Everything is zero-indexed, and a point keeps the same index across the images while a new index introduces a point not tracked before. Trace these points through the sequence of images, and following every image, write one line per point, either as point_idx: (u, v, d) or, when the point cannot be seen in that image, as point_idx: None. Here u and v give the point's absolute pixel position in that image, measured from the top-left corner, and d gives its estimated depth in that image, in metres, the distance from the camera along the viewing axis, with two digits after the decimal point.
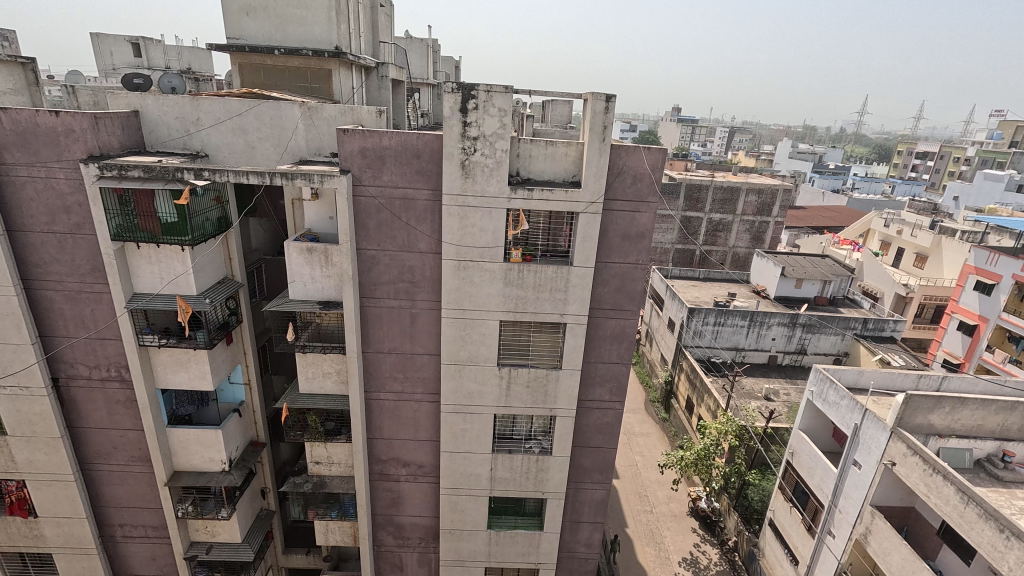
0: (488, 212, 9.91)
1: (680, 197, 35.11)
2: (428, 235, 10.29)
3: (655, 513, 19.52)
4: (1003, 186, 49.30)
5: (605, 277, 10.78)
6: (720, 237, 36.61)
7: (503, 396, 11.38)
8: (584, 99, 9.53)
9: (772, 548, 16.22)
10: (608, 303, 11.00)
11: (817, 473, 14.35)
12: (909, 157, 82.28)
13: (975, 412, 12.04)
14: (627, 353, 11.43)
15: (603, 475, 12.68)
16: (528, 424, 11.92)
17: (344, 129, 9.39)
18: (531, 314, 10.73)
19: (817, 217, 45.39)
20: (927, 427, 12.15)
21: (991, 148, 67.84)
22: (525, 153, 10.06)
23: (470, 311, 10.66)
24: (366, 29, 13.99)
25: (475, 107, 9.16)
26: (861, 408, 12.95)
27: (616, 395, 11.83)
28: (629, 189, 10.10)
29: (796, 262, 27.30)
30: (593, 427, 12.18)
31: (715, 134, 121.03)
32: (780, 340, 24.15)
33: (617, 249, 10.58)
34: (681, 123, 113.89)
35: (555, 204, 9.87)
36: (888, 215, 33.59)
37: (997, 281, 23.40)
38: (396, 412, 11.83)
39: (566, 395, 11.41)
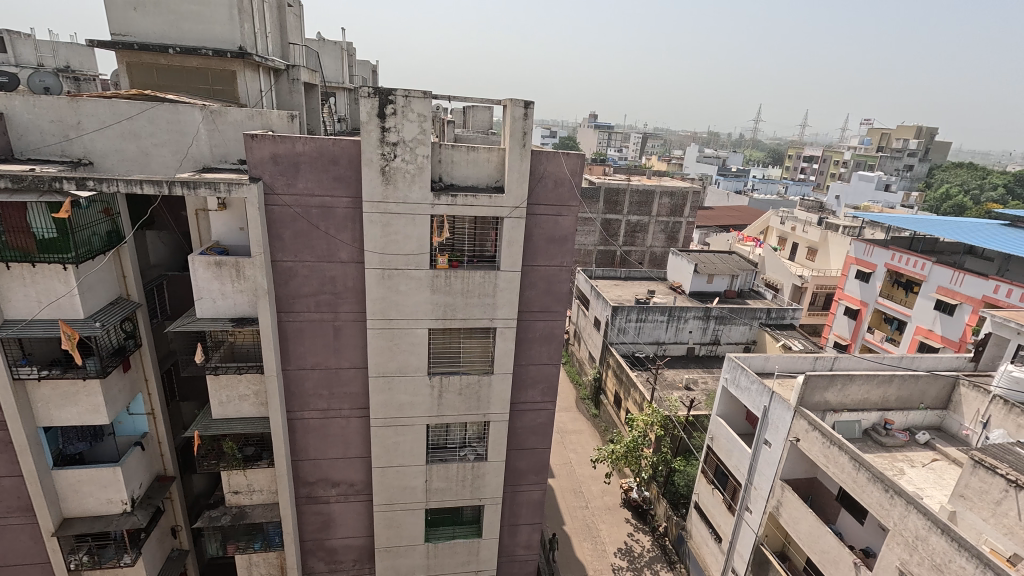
0: (412, 218, 9.72)
1: (600, 200, 36.51)
2: (349, 244, 9.91)
3: (590, 508, 20.04)
4: (874, 186, 55.99)
5: (532, 280, 10.94)
6: (638, 237, 38.46)
7: (436, 405, 11.18)
8: (503, 105, 9.63)
9: (699, 530, 17.21)
10: (536, 305, 11.19)
11: (735, 454, 15.42)
12: (798, 160, 91.20)
13: (862, 387, 13.48)
14: (556, 353, 11.69)
15: (539, 475, 12.84)
16: (462, 431, 11.80)
17: (252, 134, 8.81)
18: (460, 320, 10.64)
19: (723, 216, 49.04)
20: (824, 404, 13.44)
21: (863, 152, 76.85)
22: (447, 158, 10.00)
23: (397, 320, 10.38)
24: (273, 29, 13.27)
25: (394, 112, 8.97)
26: (768, 391, 14.08)
27: (548, 395, 12.04)
28: (552, 193, 10.34)
29: (707, 258, 29.24)
30: (527, 429, 12.29)
31: (630, 140, 127.37)
32: (696, 332, 25.76)
33: (542, 252, 10.78)
34: (598, 129, 118.60)
35: (479, 209, 9.88)
36: (783, 214, 36.97)
37: (873, 270, 26.62)
38: (322, 430, 11.25)
39: (499, 399, 11.43)
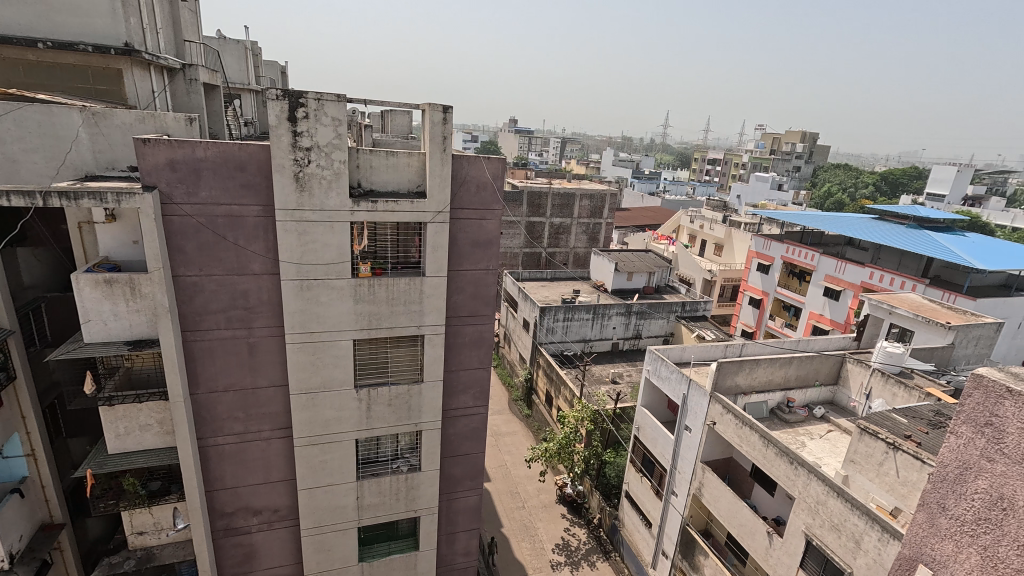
0: (330, 226, 9.33)
1: (523, 204, 37.07)
2: (261, 255, 9.32)
3: (527, 508, 20.21)
4: (769, 186, 61.42)
5: (459, 285, 10.89)
6: (562, 239, 39.48)
7: (365, 418, 10.78)
8: (421, 109, 9.48)
9: (630, 517, 17.97)
10: (464, 310, 11.15)
11: (660, 442, 16.24)
12: (703, 163, 98.02)
13: (767, 370, 14.72)
14: (486, 357, 11.71)
15: (475, 481, 12.78)
16: (393, 443, 11.46)
17: (144, 138, 8.04)
18: (386, 329, 10.36)
19: (640, 217, 51.61)
20: (736, 388, 14.50)
21: (758, 155, 84.05)
22: (365, 164, 9.69)
23: (318, 333, 9.90)
24: (164, 24, 12.18)
25: (305, 116, 8.55)
26: (686, 380, 14.97)
27: (480, 399, 12.02)
28: (474, 198, 10.36)
29: (626, 257, 30.60)
30: (460, 436, 12.19)
31: (549, 145, 130.52)
32: (620, 328, 26.87)
33: (467, 256, 10.76)
34: (518, 134, 120.52)
35: (401, 215, 9.67)
36: (692, 213, 39.55)
37: (771, 262, 29.19)
38: (240, 456, 10.47)
39: (430, 407, 11.25)
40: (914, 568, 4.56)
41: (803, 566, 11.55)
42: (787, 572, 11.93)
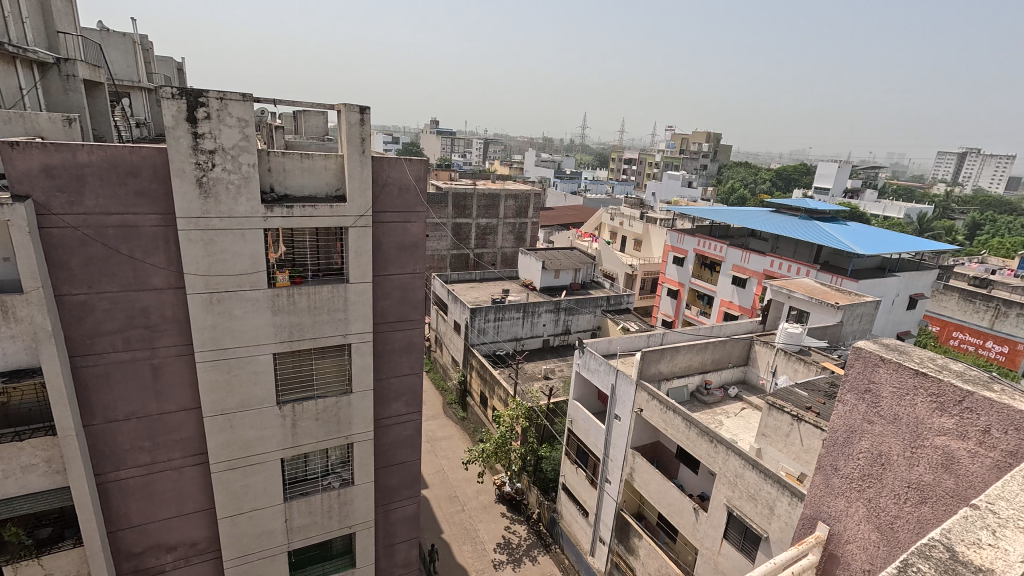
0: (240, 234, 8.73)
1: (448, 205, 36.78)
2: (162, 268, 8.54)
3: (467, 510, 20.10)
4: (680, 183, 65.36)
5: (385, 290, 10.62)
6: (489, 239, 39.63)
7: (290, 435, 10.21)
8: (336, 109, 9.13)
9: (568, 509, 18.40)
10: (392, 315, 10.89)
11: (592, 432, 16.78)
12: (620, 163, 102.35)
13: (686, 356, 15.67)
14: (418, 362, 11.50)
15: (412, 489, 12.52)
16: (323, 459, 10.93)
17: (11, 141, 7.09)
18: (309, 340, 9.87)
19: (564, 215, 53.01)
20: (659, 375, 15.30)
21: (670, 154, 89.20)
22: (277, 167, 9.19)
23: (233, 348, 9.25)
24: (30, 12, 10.80)
25: (207, 116, 7.95)
26: (614, 371, 15.55)
27: (413, 405, 11.79)
28: (397, 200, 10.15)
29: (552, 255, 31.30)
30: (394, 445, 11.89)
31: (472, 146, 130.44)
32: (549, 324, 27.42)
33: (393, 260, 10.51)
34: (440, 135, 119.37)
35: (320, 220, 9.26)
36: (612, 210, 41.21)
37: (686, 255, 31.07)
38: (147, 489, 9.55)
39: (361, 418, 10.87)
40: (814, 525, 4.94)
41: (727, 536, 12.41)
42: (713, 543, 12.77)
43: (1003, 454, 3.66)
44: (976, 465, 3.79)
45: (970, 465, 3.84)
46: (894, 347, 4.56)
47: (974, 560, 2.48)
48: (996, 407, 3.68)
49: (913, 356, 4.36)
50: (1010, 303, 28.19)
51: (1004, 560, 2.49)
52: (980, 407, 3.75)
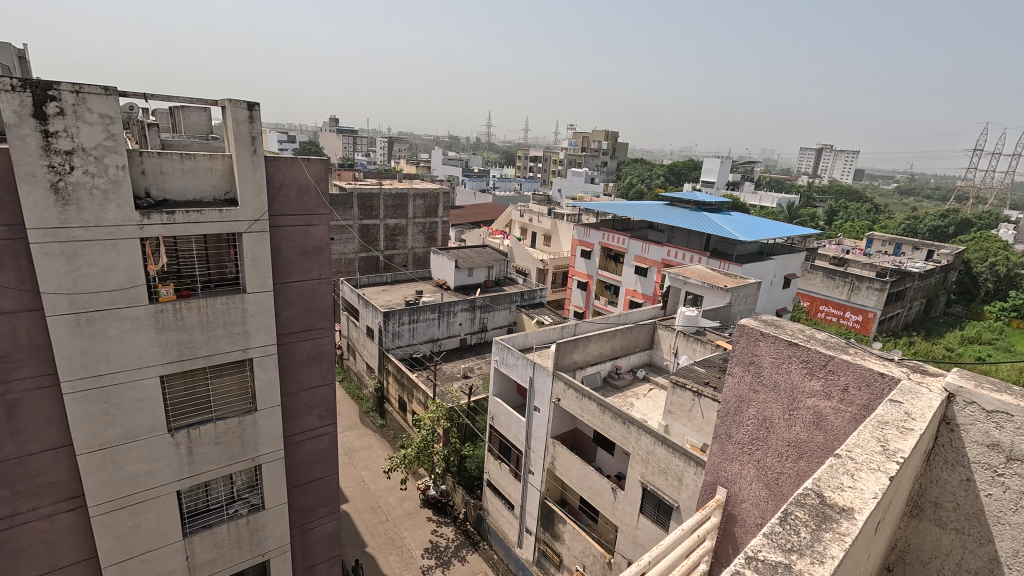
0: (111, 245, 7.74)
1: (354, 206, 35.34)
2: (12, 287, 7.33)
3: (391, 519, 19.55)
4: (583, 180, 68.10)
5: (288, 298, 10.00)
6: (399, 240, 38.63)
7: (186, 464, 9.26)
8: (220, 105, 8.43)
9: (494, 504, 18.55)
10: (298, 325, 10.28)
11: (513, 426, 17.02)
12: (526, 161, 104.10)
13: (597, 344, 16.41)
14: (329, 372, 10.98)
15: (330, 506, 11.92)
16: (227, 485, 10.07)
17: None
18: (203, 358, 9.01)
19: (474, 214, 53.10)
20: (573, 364, 15.88)
21: (573, 152, 92.56)
22: (152, 169, 8.28)
23: (110, 374, 8.16)
24: None
25: (60, 112, 6.94)
26: (531, 364, 15.86)
27: (327, 417, 11.23)
28: (295, 203, 9.59)
29: (465, 254, 31.24)
30: (308, 461, 11.24)
31: (376, 144, 126.03)
32: (465, 323, 27.35)
33: (295, 266, 9.91)
34: (341, 132, 113.87)
35: (208, 226, 8.49)
36: (521, 208, 41.98)
37: (592, 248, 32.47)
38: (8, 545, 8.18)
39: (269, 436, 10.14)
40: (715, 490, 5.40)
41: (643, 510, 13.21)
42: (631, 519, 13.54)
43: (858, 407, 4.28)
44: (839, 420, 4.38)
45: (835, 421, 4.42)
46: (770, 322, 5.14)
47: (839, 502, 2.83)
48: (852, 367, 4.30)
49: (786, 329, 4.96)
50: (862, 278, 32.73)
51: (861, 499, 2.87)
52: (840, 368, 4.36)
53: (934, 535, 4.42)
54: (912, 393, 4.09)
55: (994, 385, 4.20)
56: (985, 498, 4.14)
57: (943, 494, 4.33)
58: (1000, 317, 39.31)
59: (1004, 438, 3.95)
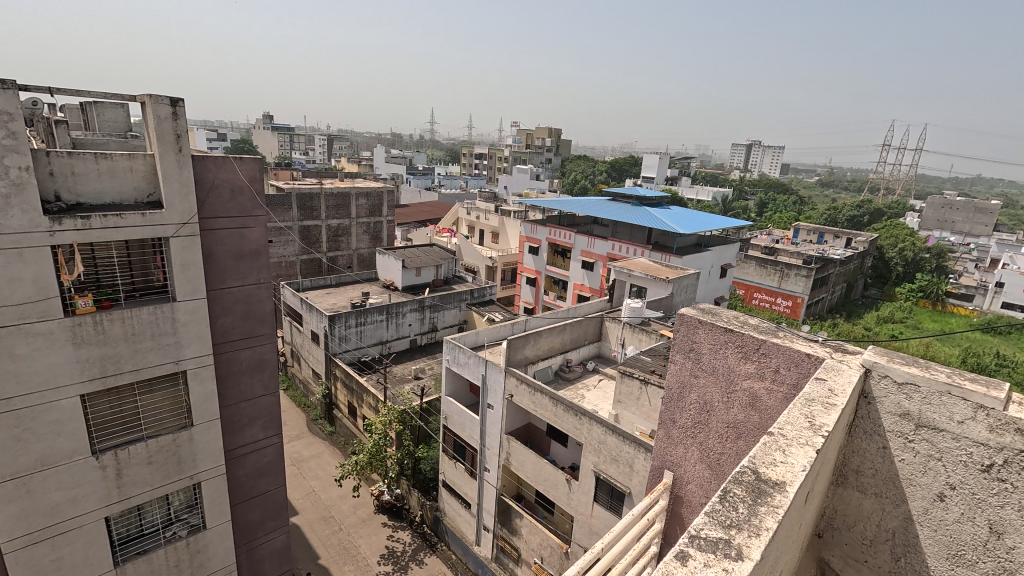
0: (16, 255, 7.03)
1: (292, 207, 33.92)
2: None
3: (345, 528, 19.01)
4: (529, 176, 68.57)
5: (224, 305, 9.48)
6: (342, 241, 37.44)
7: (115, 488, 8.60)
8: (139, 101, 7.85)
9: (451, 504, 18.42)
10: (236, 333, 9.76)
11: (467, 425, 16.94)
12: (470, 158, 102.47)
13: (548, 339, 16.61)
14: (272, 380, 10.52)
15: (278, 519, 11.43)
16: (163, 507, 9.43)
17: None
18: (130, 373, 8.39)
19: (420, 212, 52.32)
20: (525, 360, 15.99)
21: (517, 149, 93.02)
22: (62, 170, 7.60)
23: (22, 396, 7.43)
24: None
25: None
26: (483, 361, 15.83)
27: (272, 427, 10.76)
28: (228, 204, 9.11)
29: (411, 253, 30.72)
30: (251, 475, 10.72)
31: (314, 143, 121.31)
32: (415, 323, 26.92)
33: (230, 271, 9.40)
34: (276, 131, 108.57)
35: (130, 231, 7.89)
36: (467, 206, 41.77)
37: (539, 244, 32.76)
38: None
39: (207, 452, 9.59)
40: (662, 474, 5.61)
41: (597, 498, 13.53)
42: (586, 508, 13.84)
43: (788, 386, 4.56)
44: (772, 400, 4.65)
45: (769, 401, 4.69)
46: (708, 311, 5.39)
47: (772, 477, 3.01)
48: (781, 350, 4.58)
49: (722, 316, 5.22)
50: (790, 266, 34.96)
51: (793, 473, 3.07)
52: (771, 351, 4.63)
53: (857, 500, 4.79)
54: (835, 369, 4.41)
55: (905, 359, 4.60)
56: (899, 462, 4.51)
57: (864, 463, 4.69)
58: (909, 298, 43.27)
59: (912, 407, 4.33)
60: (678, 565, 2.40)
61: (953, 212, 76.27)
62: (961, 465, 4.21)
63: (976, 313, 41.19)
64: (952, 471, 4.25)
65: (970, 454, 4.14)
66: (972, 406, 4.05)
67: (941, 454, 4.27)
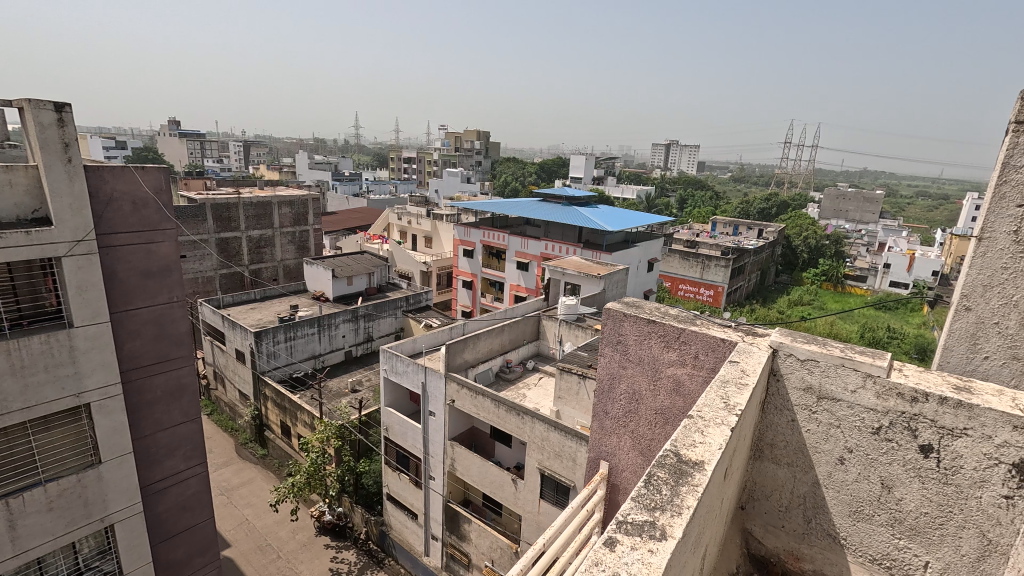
0: None
1: (207, 219, 31.70)
2: None
3: (284, 555, 18.04)
4: (460, 179, 68.34)
5: (132, 328, 8.70)
6: (266, 253, 35.47)
7: (9, 541, 7.62)
8: (15, 106, 7.06)
9: (396, 517, 17.98)
10: (147, 358, 8.98)
11: (409, 434, 16.59)
12: (399, 162, 98.35)
13: (487, 341, 16.62)
14: (192, 406, 9.78)
15: (207, 555, 10.62)
16: (70, 557, 8.47)
17: None
18: (20, 411, 7.49)
19: (349, 219, 50.67)
20: (464, 363, 15.90)
21: (447, 153, 92.55)
22: None
23: None
24: None
25: None
26: (422, 369, 15.56)
27: (195, 456, 10.01)
28: (130, 218, 8.42)
29: (341, 262, 29.66)
30: (174, 509, 9.90)
31: (230, 150, 114.09)
32: (349, 334, 26.00)
33: (137, 291, 8.64)
34: (185, 137, 100.97)
35: (13, 253, 7.05)
36: (398, 211, 40.96)
37: (473, 247, 32.70)
38: None
39: (120, 490, 8.75)
40: (598, 464, 5.80)
41: (543, 495, 13.72)
42: (533, 506, 13.99)
43: (707, 370, 4.84)
44: (694, 383, 4.93)
45: (691, 385, 4.96)
46: (632, 304, 5.62)
47: (693, 457, 3.19)
48: (700, 337, 4.86)
49: (645, 309, 5.46)
50: (711, 257, 37.23)
51: (710, 451, 3.27)
52: (690, 339, 4.90)
53: (772, 471, 5.18)
54: (746, 351, 4.73)
55: (807, 338, 5.03)
56: (806, 432, 4.92)
57: (776, 436, 5.09)
58: (814, 282, 47.37)
59: (814, 381, 4.74)
60: (606, 551, 2.48)
61: (846, 202, 84.54)
62: (856, 430, 4.66)
63: (870, 292, 45.85)
64: (849, 436, 4.71)
65: (863, 419, 4.59)
66: (861, 375, 4.51)
67: (839, 422, 4.72)
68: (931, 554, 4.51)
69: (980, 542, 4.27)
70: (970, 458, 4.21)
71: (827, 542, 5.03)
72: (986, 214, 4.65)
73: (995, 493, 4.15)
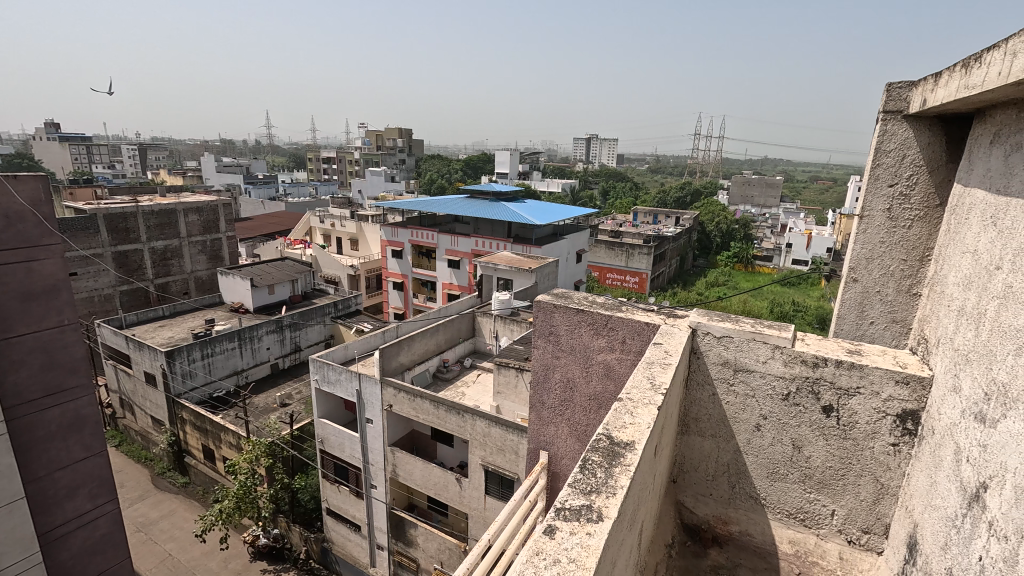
0: None
1: (100, 231, 28.65)
2: None
3: None
4: (384, 178, 66.54)
5: (14, 358, 7.69)
6: (173, 264, 32.65)
7: None
8: None
9: (338, 531, 17.31)
10: (37, 390, 8.00)
11: (347, 444, 15.98)
12: (319, 162, 93.77)
13: (421, 343, 16.31)
14: (96, 439, 8.84)
15: None
16: None
17: None
18: None
19: (267, 224, 47.81)
20: (400, 366, 15.53)
21: (369, 151, 89.79)
22: None
23: None
24: None
25: None
26: (355, 376, 15.02)
27: (103, 493, 9.05)
28: (4, 234, 7.46)
29: (260, 270, 27.95)
30: (83, 553, 8.91)
31: (123, 154, 103.63)
32: (273, 346, 24.55)
33: (18, 315, 7.66)
34: (67, 141, 90.33)
35: None
36: (319, 214, 39.21)
37: (402, 247, 31.95)
38: None
39: (15, 540, 7.70)
40: (538, 454, 5.91)
41: (487, 491, 13.76)
42: (478, 503, 14.00)
43: (635, 353, 5.05)
44: (623, 367, 5.14)
45: (621, 369, 5.17)
46: (561, 295, 5.73)
47: (624, 438, 3.31)
48: (626, 323, 5.05)
49: (574, 299, 5.59)
50: (634, 246, 38.91)
51: (640, 431, 3.41)
52: (618, 324, 5.09)
53: (698, 443, 5.52)
54: (669, 333, 5.00)
55: (722, 316, 5.39)
56: (726, 404, 5.27)
57: (700, 410, 5.42)
58: (728, 264, 50.95)
59: (729, 355, 5.10)
60: (546, 539, 2.53)
61: (751, 189, 91.54)
62: (769, 397, 5.05)
63: (776, 271, 49.99)
64: (764, 404, 5.10)
65: (774, 387, 5.00)
66: (771, 346, 4.90)
67: (754, 391, 5.10)
68: (837, 503, 5.01)
69: (875, 487, 4.80)
70: (863, 413, 4.71)
71: (750, 504, 5.43)
72: (864, 195, 5.21)
73: (885, 442, 4.65)
